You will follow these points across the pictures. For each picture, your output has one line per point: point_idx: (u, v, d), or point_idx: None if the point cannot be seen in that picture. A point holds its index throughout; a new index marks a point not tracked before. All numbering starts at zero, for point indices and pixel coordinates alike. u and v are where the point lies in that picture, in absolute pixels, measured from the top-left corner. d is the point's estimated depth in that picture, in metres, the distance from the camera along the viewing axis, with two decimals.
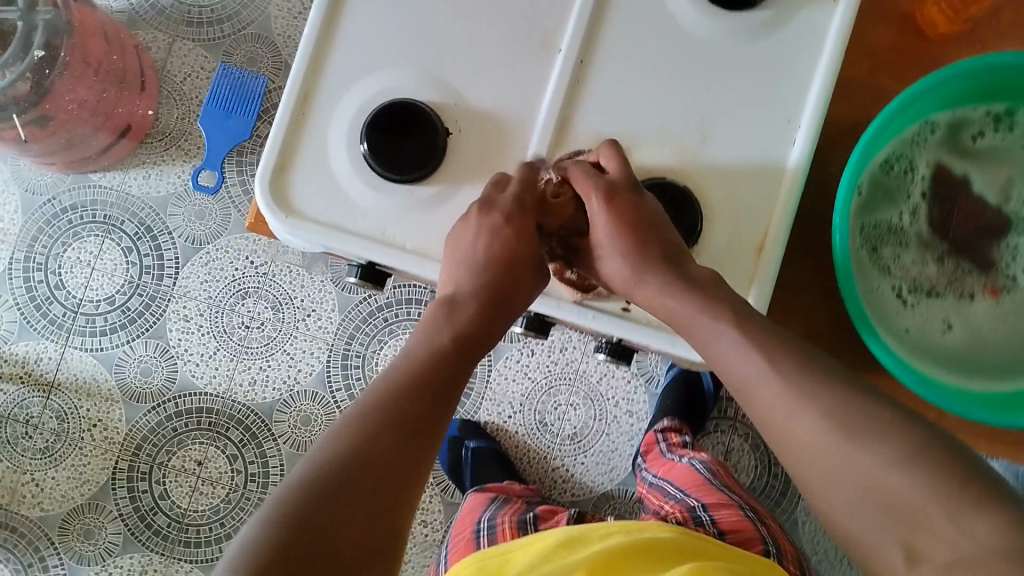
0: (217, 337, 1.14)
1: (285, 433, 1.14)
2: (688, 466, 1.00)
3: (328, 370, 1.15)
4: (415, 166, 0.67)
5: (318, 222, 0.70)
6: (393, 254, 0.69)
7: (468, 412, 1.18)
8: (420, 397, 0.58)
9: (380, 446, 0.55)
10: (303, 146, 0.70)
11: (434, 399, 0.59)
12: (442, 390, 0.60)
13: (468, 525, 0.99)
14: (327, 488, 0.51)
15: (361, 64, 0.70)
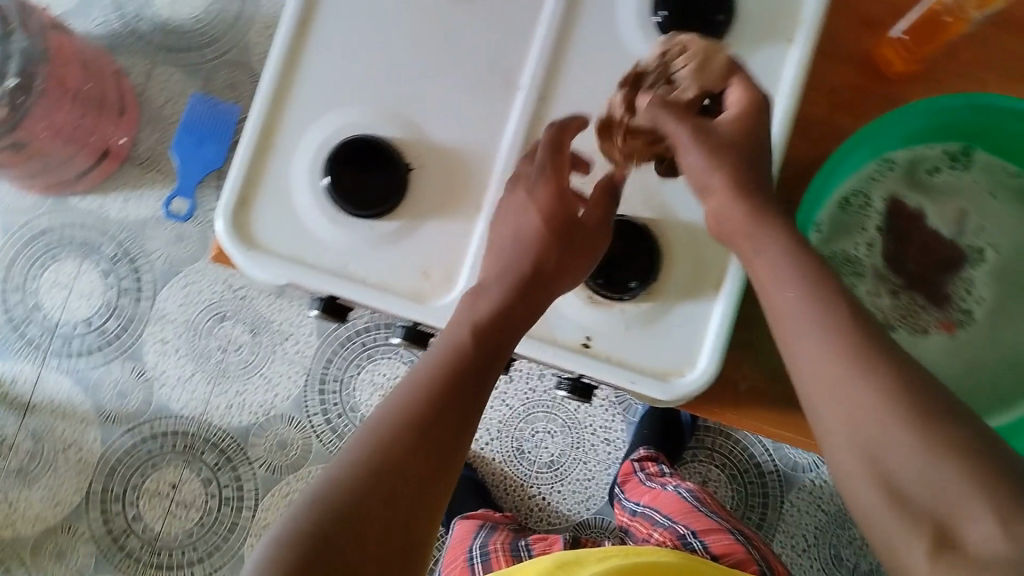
0: (196, 360, 1.13)
1: (261, 458, 1.12)
2: (670, 492, 0.91)
3: (305, 395, 1.12)
4: (377, 200, 0.57)
5: (283, 256, 0.58)
6: (351, 288, 0.57)
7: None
8: (398, 453, 0.48)
9: (350, 526, 0.46)
10: (267, 180, 0.58)
11: (418, 453, 0.49)
12: (429, 438, 0.49)
13: (458, 553, 0.90)
14: (339, 502, 0.46)
15: (334, 94, 0.59)
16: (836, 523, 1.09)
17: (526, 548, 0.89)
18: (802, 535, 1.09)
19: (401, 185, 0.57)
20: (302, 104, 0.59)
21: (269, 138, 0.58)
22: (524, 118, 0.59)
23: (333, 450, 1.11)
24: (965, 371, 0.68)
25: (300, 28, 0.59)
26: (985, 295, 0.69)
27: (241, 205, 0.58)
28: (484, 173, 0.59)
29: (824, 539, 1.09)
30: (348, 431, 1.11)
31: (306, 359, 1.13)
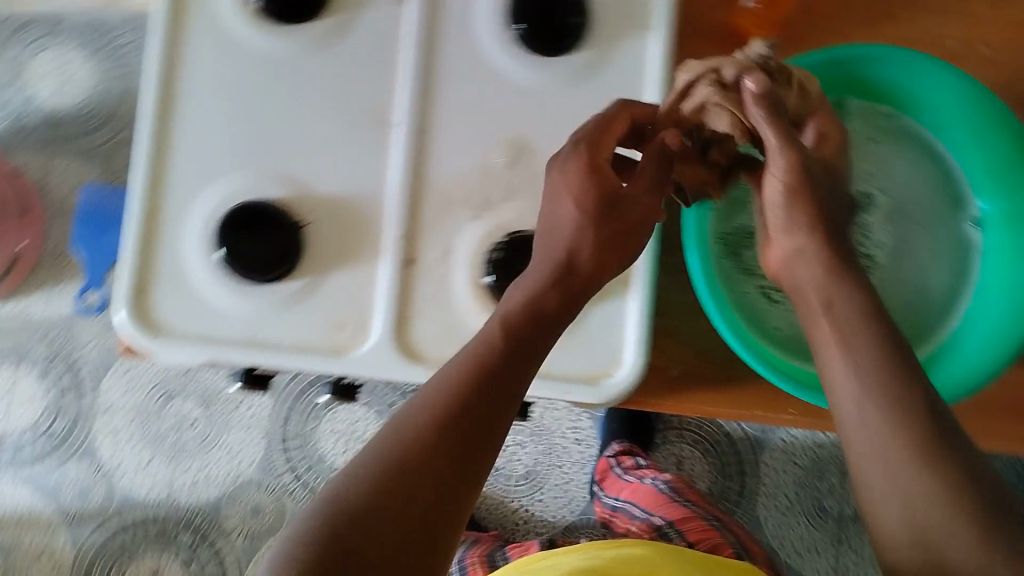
0: (151, 443, 1.11)
1: (237, 528, 1.10)
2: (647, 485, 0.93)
3: (269, 457, 1.11)
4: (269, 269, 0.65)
5: (194, 336, 0.65)
6: (270, 356, 0.64)
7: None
8: (409, 452, 0.48)
9: (352, 528, 0.45)
10: (161, 267, 0.66)
11: (429, 456, 0.48)
12: (440, 442, 0.48)
13: None
14: (356, 497, 0.46)
15: (208, 170, 0.67)
16: (816, 473, 1.06)
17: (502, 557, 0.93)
18: (785, 493, 1.06)
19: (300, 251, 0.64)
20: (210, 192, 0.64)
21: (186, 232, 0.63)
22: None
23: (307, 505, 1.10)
24: (899, 305, 0.73)
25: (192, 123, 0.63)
26: (884, 235, 0.73)
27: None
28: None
29: (807, 492, 1.06)
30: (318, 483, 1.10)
31: (263, 421, 1.11)
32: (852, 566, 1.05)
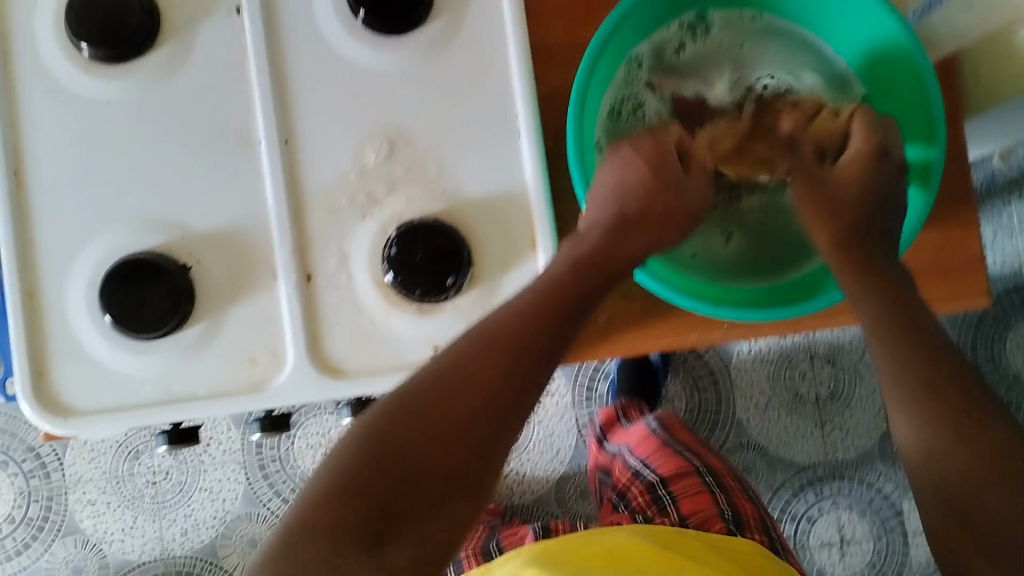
0: (129, 504, 1.02)
1: (239, 565, 1.02)
2: (642, 426, 0.95)
3: (252, 487, 1.02)
4: (433, 288, 0.52)
5: (98, 416, 0.51)
6: (322, 392, 0.52)
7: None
8: (530, 312, 0.45)
9: (483, 359, 0.43)
10: (55, 347, 0.52)
11: (531, 322, 0.45)
12: (553, 305, 0.45)
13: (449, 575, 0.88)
14: (386, 438, 0.41)
15: (103, 177, 0.53)
16: (785, 364, 1.06)
17: (499, 548, 0.88)
18: (760, 391, 1.05)
19: (464, 255, 0.52)
20: (318, 220, 0.53)
21: (307, 279, 0.52)
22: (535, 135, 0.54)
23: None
24: None
25: (285, 147, 0.53)
26: None
27: (313, 346, 0.52)
28: (520, 205, 0.54)
29: (781, 384, 1.05)
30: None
31: (235, 452, 1.02)
32: (842, 442, 1.04)
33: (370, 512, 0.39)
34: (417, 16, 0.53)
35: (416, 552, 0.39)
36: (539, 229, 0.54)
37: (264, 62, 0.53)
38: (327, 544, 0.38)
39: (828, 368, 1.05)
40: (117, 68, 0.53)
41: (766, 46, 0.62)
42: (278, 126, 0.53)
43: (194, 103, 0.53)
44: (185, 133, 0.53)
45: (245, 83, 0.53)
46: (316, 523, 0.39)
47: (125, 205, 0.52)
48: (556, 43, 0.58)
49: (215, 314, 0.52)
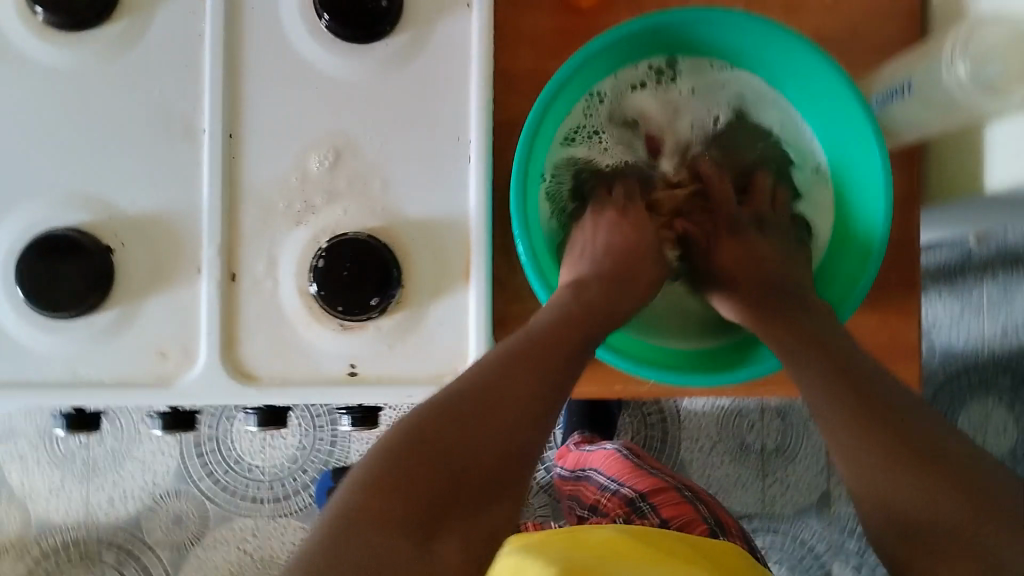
0: (60, 464, 1.01)
1: (161, 540, 1.01)
2: (609, 451, 0.92)
3: (185, 464, 1.02)
4: (355, 309, 0.50)
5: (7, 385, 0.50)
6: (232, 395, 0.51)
7: (337, 460, 1.02)
8: (558, 332, 0.49)
9: (521, 372, 0.46)
10: None
11: (566, 339, 0.49)
12: (574, 328, 0.50)
13: None
14: (439, 436, 0.43)
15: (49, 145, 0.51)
16: (735, 412, 1.04)
17: None
18: (706, 436, 1.04)
19: (392, 276, 0.51)
20: (252, 222, 0.52)
21: (231, 279, 0.51)
22: (484, 163, 0.53)
23: (232, 508, 1.01)
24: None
25: (228, 141, 0.52)
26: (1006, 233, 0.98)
27: (226, 350, 0.51)
28: (460, 232, 0.53)
29: (728, 432, 1.04)
30: (240, 486, 1.01)
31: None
32: (780, 497, 1.03)
33: (421, 507, 0.41)
34: (384, 30, 0.51)
35: (464, 549, 0.41)
36: (474, 259, 0.53)
37: (218, 51, 0.51)
38: (385, 536, 0.39)
39: (778, 422, 1.03)
40: (70, 36, 0.51)
41: (722, 95, 0.62)
42: (222, 120, 0.51)
43: (141, 85, 0.52)
44: (129, 113, 0.52)
45: (195, 69, 0.52)
46: (381, 512, 0.40)
47: (56, 180, 0.51)
48: (522, 70, 0.57)
49: (132, 302, 0.51)
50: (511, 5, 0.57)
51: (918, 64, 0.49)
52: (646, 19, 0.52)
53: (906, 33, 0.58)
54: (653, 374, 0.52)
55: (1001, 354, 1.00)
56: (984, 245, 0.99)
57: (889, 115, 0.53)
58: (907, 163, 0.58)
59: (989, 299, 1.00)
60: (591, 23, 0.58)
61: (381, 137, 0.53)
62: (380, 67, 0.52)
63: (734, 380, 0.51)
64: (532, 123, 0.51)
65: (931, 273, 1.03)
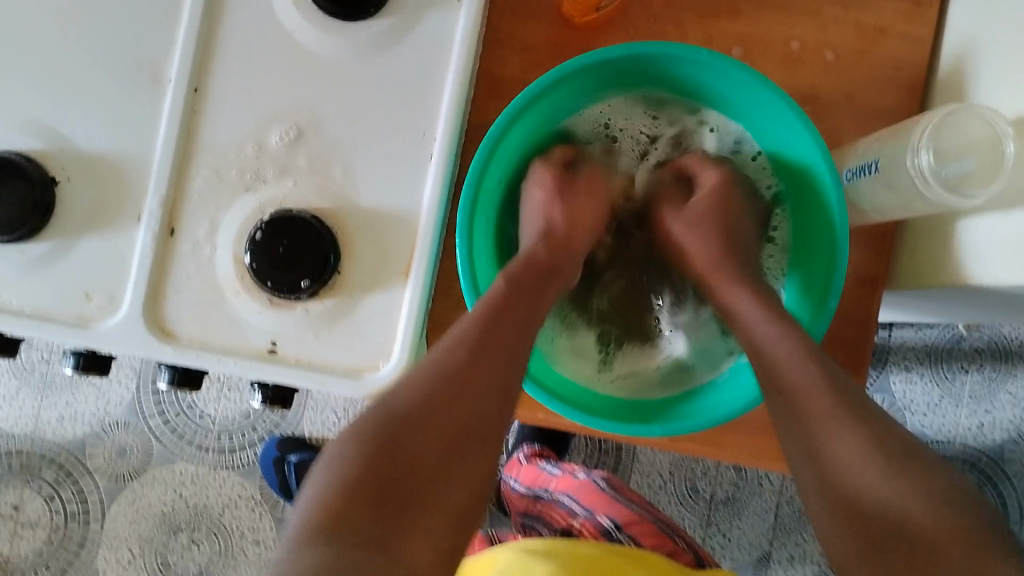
0: (19, 374, 1.02)
1: (101, 468, 1.02)
2: (583, 479, 0.83)
3: (139, 398, 1.02)
4: (285, 287, 0.50)
5: None
6: (148, 346, 0.51)
7: (287, 426, 1.03)
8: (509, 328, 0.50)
9: (477, 372, 0.47)
10: None
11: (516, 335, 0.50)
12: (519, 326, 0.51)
13: None
14: (394, 440, 0.44)
15: (14, 68, 0.51)
16: (690, 455, 1.01)
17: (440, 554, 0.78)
18: (657, 474, 1.02)
19: (329, 262, 0.50)
20: (201, 182, 0.51)
21: (169, 234, 0.51)
22: (444, 165, 0.51)
23: (176, 451, 1.02)
24: (1010, 360, 0.96)
25: (192, 96, 0.51)
26: (996, 329, 0.96)
27: (151, 302, 0.51)
28: (408, 232, 0.52)
29: (680, 474, 1.02)
30: (188, 431, 1.02)
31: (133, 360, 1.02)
32: (719, 548, 1.01)
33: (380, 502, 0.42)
34: (369, 13, 0.50)
35: (432, 544, 0.42)
36: (415, 261, 0.51)
37: (198, 5, 0.50)
38: (349, 533, 0.40)
39: (732, 473, 1.01)
40: None
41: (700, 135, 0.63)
42: (191, 74, 0.51)
43: (115, 24, 0.51)
44: (100, 50, 0.51)
45: (173, 18, 0.51)
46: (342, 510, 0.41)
47: (14, 102, 0.51)
48: (506, 78, 0.57)
49: (67, 238, 0.51)
50: (508, 11, 0.56)
51: (891, 142, 0.48)
52: (626, 48, 0.50)
53: (901, 112, 0.57)
54: (561, 410, 0.51)
55: (974, 447, 0.96)
56: (976, 333, 0.96)
57: (857, 191, 0.52)
58: (878, 244, 0.56)
59: (972, 390, 0.97)
60: (584, 44, 0.57)
61: (346, 121, 0.51)
62: (358, 49, 0.51)
63: (662, 433, 0.51)
64: (495, 131, 0.51)
65: (917, 353, 0.98)
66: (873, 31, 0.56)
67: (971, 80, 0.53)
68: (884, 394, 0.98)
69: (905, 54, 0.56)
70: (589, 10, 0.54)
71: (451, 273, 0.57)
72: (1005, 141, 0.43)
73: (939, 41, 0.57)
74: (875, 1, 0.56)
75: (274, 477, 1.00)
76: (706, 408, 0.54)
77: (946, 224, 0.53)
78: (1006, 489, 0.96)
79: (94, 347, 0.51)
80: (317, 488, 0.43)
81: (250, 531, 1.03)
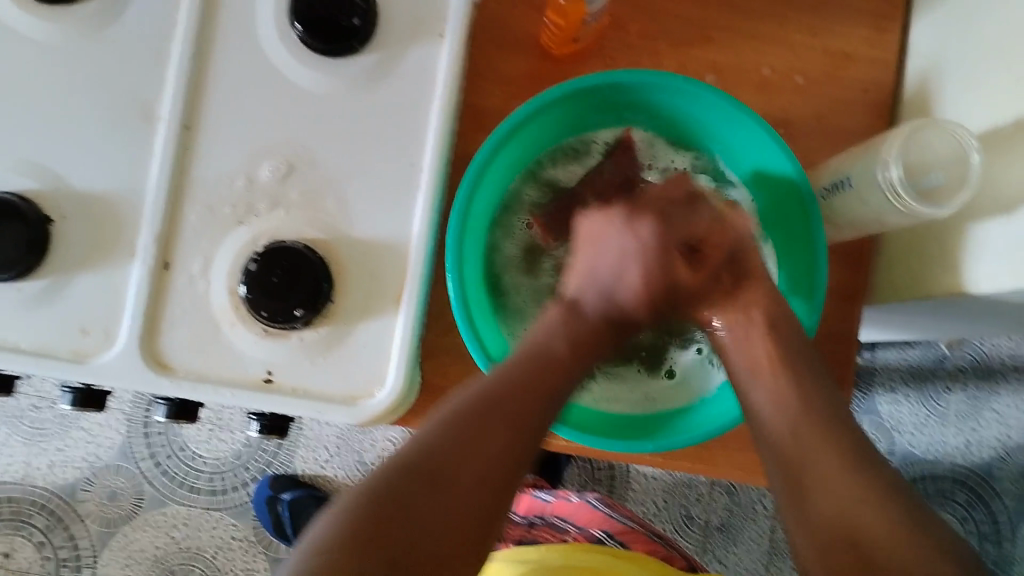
0: (8, 421, 1.02)
1: (92, 513, 1.01)
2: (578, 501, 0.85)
3: (130, 442, 1.02)
4: (279, 315, 0.51)
5: None
6: (145, 379, 0.52)
7: (280, 465, 1.03)
8: (532, 405, 0.49)
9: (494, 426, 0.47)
10: None
11: (538, 413, 0.49)
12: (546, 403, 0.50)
13: None
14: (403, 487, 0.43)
15: (11, 112, 0.52)
16: (683, 481, 1.02)
17: None
18: (651, 501, 1.02)
19: (322, 290, 0.51)
20: (194, 218, 0.52)
21: (164, 268, 0.52)
22: (433, 194, 0.53)
23: (168, 494, 1.01)
24: (992, 376, 0.98)
25: (185, 134, 0.52)
26: (976, 347, 0.98)
27: (147, 335, 0.52)
28: (398, 259, 0.53)
29: (674, 500, 1.02)
30: (180, 473, 1.01)
31: (124, 403, 1.02)
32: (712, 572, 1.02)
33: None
34: (354, 49, 0.52)
35: None
36: (407, 287, 0.52)
37: (190, 48, 0.52)
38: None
39: (725, 498, 1.01)
40: (51, 9, 0.52)
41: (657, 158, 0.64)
42: (183, 112, 0.52)
43: (109, 67, 0.53)
44: (95, 94, 0.53)
45: (166, 59, 0.53)
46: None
47: (10, 144, 0.52)
48: (490, 109, 0.58)
49: (64, 275, 0.51)
50: (489, 46, 0.58)
51: (861, 159, 0.50)
52: (606, 76, 0.52)
53: (871, 132, 0.59)
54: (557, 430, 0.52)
55: (962, 466, 0.97)
56: (958, 352, 0.98)
57: (832, 207, 0.54)
58: (855, 260, 0.58)
59: (957, 408, 0.98)
60: (565, 75, 0.59)
61: (335, 153, 0.53)
62: (347, 85, 0.53)
63: (655, 448, 0.52)
64: (481, 159, 0.53)
65: (902, 375, 0.99)
66: (841, 56, 0.58)
67: (937, 100, 0.55)
68: (871, 415, 0.99)
69: (872, 77, 0.59)
70: (568, 42, 0.56)
71: (442, 300, 0.58)
72: (971, 152, 0.45)
73: (904, 64, 0.60)
74: (841, 27, 0.58)
75: (267, 517, 1.00)
76: (695, 422, 0.55)
77: (919, 238, 0.55)
78: (996, 509, 0.97)
79: (90, 381, 0.52)
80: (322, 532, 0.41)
81: (244, 572, 1.02)
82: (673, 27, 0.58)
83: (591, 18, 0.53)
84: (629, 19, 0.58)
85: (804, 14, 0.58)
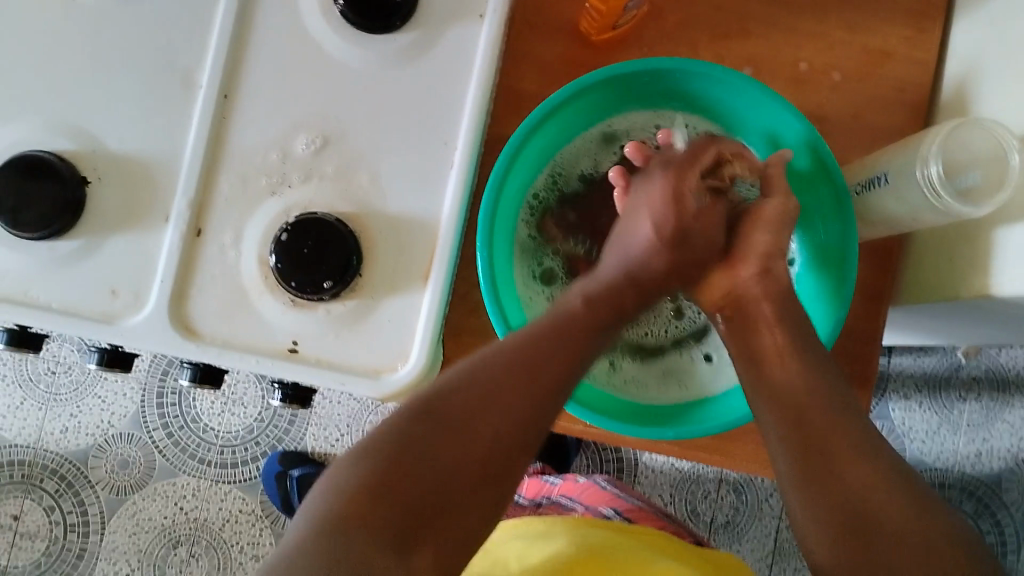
0: (24, 385, 1.03)
1: (103, 480, 1.02)
2: (585, 483, 0.84)
3: (143, 411, 1.02)
4: (307, 287, 0.51)
5: None
6: (173, 344, 0.52)
7: (290, 441, 1.03)
8: (552, 358, 0.48)
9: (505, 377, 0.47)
10: None
11: (561, 369, 0.49)
12: (570, 361, 0.49)
13: None
14: (409, 437, 0.44)
15: (51, 74, 0.53)
16: (692, 476, 1.02)
17: None
18: (658, 494, 1.02)
19: (352, 264, 0.51)
20: (227, 188, 0.53)
21: (196, 234, 0.52)
22: (466, 172, 0.53)
23: (179, 465, 1.02)
24: (1004, 387, 0.97)
25: (223, 101, 0.53)
26: (990, 358, 0.98)
27: (176, 300, 0.52)
28: (427, 236, 0.53)
29: (681, 495, 1.02)
30: (191, 444, 1.02)
31: (139, 373, 1.02)
32: None
33: (398, 521, 0.42)
34: (394, 25, 0.52)
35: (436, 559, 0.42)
36: (435, 264, 0.53)
37: (231, 16, 0.52)
38: (359, 547, 0.41)
39: (733, 496, 1.01)
40: None
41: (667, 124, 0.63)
42: (222, 80, 0.52)
43: (151, 31, 0.53)
44: (134, 57, 0.53)
45: (207, 26, 0.53)
46: (357, 521, 0.41)
47: (45, 104, 0.53)
48: (525, 91, 0.59)
49: (96, 235, 0.52)
50: (527, 28, 0.58)
51: (898, 156, 0.50)
52: (642, 63, 0.52)
53: (904, 132, 0.59)
54: (581, 415, 0.52)
55: (972, 475, 0.97)
56: (974, 361, 0.98)
57: (866, 204, 0.54)
58: (882, 259, 0.58)
59: (970, 418, 0.98)
60: (601, 61, 0.59)
61: (370, 127, 0.53)
62: (384, 60, 0.53)
63: (675, 437, 0.52)
64: (516, 139, 0.53)
65: (916, 382, 0.99)
66: (879, 54, 0.58)
67: (974, 102, 0.55)
68: (883, 421, 0.99)
69: (909, 77, 0.58)
70: (606, 28, 0.56)
71: (468, 279, 0.58)
72: (1010, 153, 0.45)
73: (942, 66, 0.59)
74: (880, 25, 0.58)
75: (276, 493, 1.00)
76: (715, 413, 0.55)
77: (950, 241, 0.55)
78: (1004, 518, 0.96)
79: (116, 343, 0.52)
80: (337, 479, 0.44)
81: (250, 546, 1.03)
82: (712, 18, 0.58)
83: (632, 4, 0.53)
84: (668, 8, 0.58)
85: (844, 11, 0.58)
